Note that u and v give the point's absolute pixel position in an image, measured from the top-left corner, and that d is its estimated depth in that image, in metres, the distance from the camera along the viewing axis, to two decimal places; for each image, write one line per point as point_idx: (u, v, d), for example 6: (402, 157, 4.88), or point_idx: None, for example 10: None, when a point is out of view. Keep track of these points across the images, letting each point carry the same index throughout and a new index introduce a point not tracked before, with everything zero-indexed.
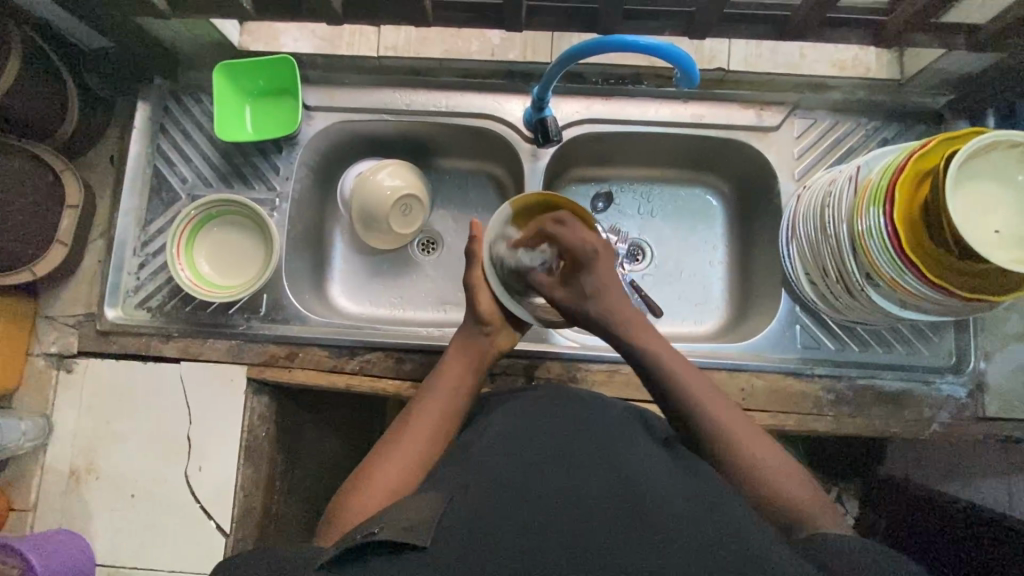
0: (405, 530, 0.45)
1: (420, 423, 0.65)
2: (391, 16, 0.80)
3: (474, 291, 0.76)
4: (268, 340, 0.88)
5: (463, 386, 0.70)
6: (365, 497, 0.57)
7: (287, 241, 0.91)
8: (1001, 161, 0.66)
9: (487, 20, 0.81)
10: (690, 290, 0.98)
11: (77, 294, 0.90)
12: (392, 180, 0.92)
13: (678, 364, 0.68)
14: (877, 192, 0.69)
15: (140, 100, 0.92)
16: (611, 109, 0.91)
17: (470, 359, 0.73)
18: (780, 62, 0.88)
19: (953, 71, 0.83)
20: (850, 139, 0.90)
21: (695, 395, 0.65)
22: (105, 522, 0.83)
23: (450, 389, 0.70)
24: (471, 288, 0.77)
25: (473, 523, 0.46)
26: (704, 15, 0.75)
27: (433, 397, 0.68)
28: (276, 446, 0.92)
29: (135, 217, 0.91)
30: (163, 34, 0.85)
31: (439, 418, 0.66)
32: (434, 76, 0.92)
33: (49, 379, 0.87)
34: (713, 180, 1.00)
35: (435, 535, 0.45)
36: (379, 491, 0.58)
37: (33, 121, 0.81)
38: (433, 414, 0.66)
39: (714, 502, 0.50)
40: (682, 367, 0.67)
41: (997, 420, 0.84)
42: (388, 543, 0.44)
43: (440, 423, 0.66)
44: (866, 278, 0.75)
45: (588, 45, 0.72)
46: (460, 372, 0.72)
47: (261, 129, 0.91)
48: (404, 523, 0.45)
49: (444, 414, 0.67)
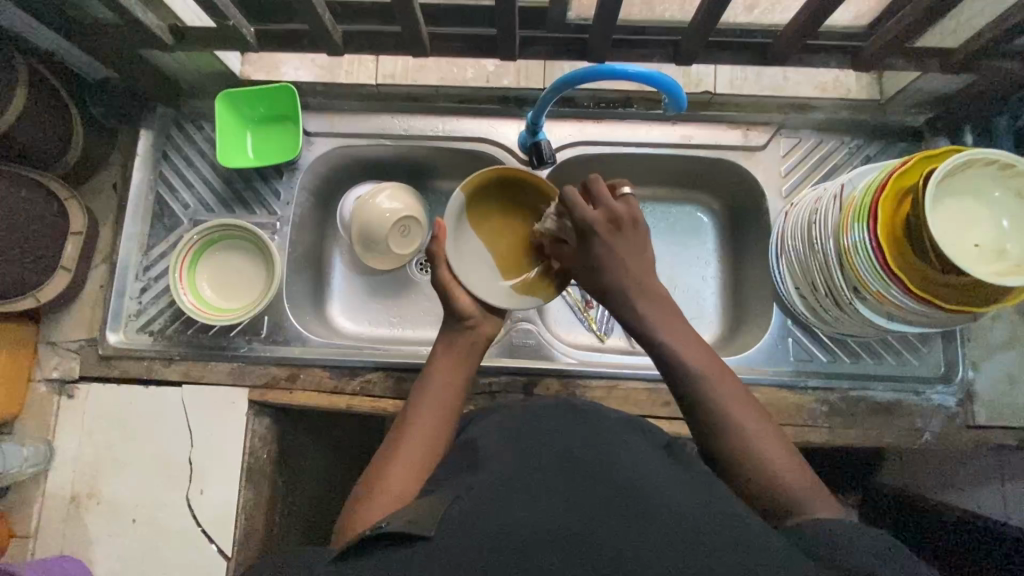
0: (410, 523, 0.47)
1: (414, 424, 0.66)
2: (388, 46, 0.83)
3: (447, 289, 0.74)
4: (270, 362, 0.89)
5: (455, 381, 0.71)
6: (379, 498, 0.58)
7: (288, 264, 0.93)
8: (978, 178, 0.68)
9: (482, 49, 0.84)
10: (684, 305, 1.00)
11: (79, 320, 0.91)
12: (391, 202, 0.94)
13: (692, 346, 0.67)
14: (861, 209, 0.71)
15: (143, 127, 0.94)
16: (603, 131, 0.94)
17: (459, 352, 0.73)
18: (766, 85, 0.93)
19: (929, 91, 0.86)
20: (834, 158, 0.93)
21: (703, 377, 0.64)
22: (105, 547, 0.83)
23: (442, 384, 0.70)
24: (442, 289, 0.75)
25: (476, 519, 0.47)
26: (689, 43, 0.79)
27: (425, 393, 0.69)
28: (277, 469, 0.92)
29: (137, 242, 0.93)
30: (168, 65, 0.88)
31: (439, 414, 0.67)
32: (430, 102, 0.95)
33: (51, 405, 0.87)
34: (703, 198, 1.03)
35: (440, 526, 0.47)
36: (382, 493, 0.59)
37: (40, 149, 0.83)
38: (431, 410, 0.67)
39: (708, 494, 0.51)
40: (696, 349, 0.67)
41: (987, 428, 0.86)
42: (396, 534, 0.46)
43: (438, 424, 0.66)
44: (854, 292, 0.77)
45: (580, 73, 0.75)
46: (450, 367, 0.72)
47: (262, 155, 0.93)
48: (410, 517, 0.48)
49: (439, 410, 0.68)
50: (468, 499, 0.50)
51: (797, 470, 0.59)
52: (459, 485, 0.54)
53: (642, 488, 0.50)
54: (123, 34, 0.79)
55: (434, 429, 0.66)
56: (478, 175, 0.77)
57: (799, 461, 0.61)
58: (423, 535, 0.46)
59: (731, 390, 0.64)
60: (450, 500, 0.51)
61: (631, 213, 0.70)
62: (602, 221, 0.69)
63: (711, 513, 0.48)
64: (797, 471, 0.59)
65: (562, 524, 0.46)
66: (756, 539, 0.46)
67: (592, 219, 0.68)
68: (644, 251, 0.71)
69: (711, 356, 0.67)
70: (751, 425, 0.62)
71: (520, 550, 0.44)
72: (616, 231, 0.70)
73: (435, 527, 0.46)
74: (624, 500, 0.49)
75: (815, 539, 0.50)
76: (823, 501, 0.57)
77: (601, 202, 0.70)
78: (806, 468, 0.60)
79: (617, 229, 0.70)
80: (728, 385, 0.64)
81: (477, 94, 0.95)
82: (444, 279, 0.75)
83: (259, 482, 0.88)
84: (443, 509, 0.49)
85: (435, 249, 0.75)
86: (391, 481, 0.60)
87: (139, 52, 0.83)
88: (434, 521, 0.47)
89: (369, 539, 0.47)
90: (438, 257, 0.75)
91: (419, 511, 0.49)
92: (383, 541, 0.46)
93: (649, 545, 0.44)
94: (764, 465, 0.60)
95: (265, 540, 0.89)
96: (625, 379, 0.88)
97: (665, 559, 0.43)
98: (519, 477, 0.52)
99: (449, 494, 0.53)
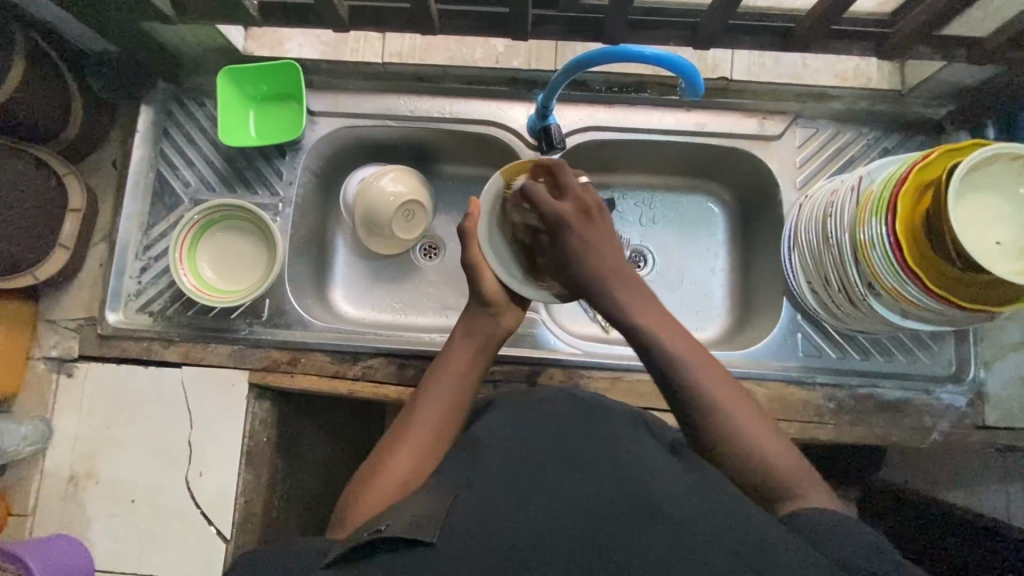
0: (414, 525, 0.45)
1: (428, 413, 0.65)
2: (396, 24, 0.80)
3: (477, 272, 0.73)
4: (270, 345, 0.88)
5: (469, 374, 0.69)
6: (383, 487, 0.57)
7: (290, 245, 0.91)
8: (1003, 174, 0.66)
9: (493, 28, 0.81)
10: (691, 297, 0.99)
11: (78, 298, 0.90)
12: (395, 185, 0.92)
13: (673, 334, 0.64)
14: (880, 202, 0.69)
15: (143, 103, 0.92)
16: (615, 117, 0.91)
17: (479, 342, 0.71)
18: (783, 72, 0.90)
19: (953, 82, 0.84)
20: (850, 149, 0.91)
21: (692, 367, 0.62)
22: (104, 527, 0.83)
23: (457, 376, 0.68)
24: (471, 269, 0.73)
25: (479, 518, 0.46)
26: (708, 26, 0.76)
27: (437, 381, 0.67)
28: (276, 452, 0.92)
29: (137, 220, 0.91)
30: (169, 39, 0.85)
31: (452, 403, 0.66)
32: (438, 83, 0.92)
33: (49, 384, 0.87)
34: (714, 188, 1.01)
35: (444, 529, 0.45)
36: (388, 483, 0.58)
37: (38, 124, 0.81)
38: (440, 398, 0.66)
39: (715, 492, 0.50)
40: (675, 336, 0.64)
41: (996, 428, 0.85)
42: (398, 539, 0.45)
43: (449, 412, 0.65)
44: (868, 288, 0.75)
45: (592, 55, 0.72)
46: (469, 356, 0.70)
47: (265, 134, 0.91)
48: (414, 519, 0.46)
49: (453, 399, 0.66)
50: (472, 495, 0.49)
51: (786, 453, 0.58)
52: (462, 477, 0.53)
53: (650, 484, 0.49)
54: (121, 6, 0.76)
55: (446, 416, 0.65)
56: (513, 163, 0.74)
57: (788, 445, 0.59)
58: (426, 541, 0.44)
59: (714, 377, 0.61)
60: (453, 496, 0.50)
61: (596, 201, 0.71)
62: (571, 209, 0.69)
63: (719, 512, 0.47)
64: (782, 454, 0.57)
65: (568, 519, 0.45)
66: (765, 537, 0.45)
67: (560, 208, 0.69)
68: (611, 240, 0.70)
69: (690, 340, 0.65)
70: (734, 406, 0.60)
71: (523, 545, 0.44)
72: (584, 218, 0.69)
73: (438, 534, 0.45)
74: (631, 496, 0.48)
75: (821, 534, 0.49)
76: (814, 487, 0.56)
77: (569, 191, 0.70)
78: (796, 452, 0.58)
79: (586, 216, 0.70)
80: (710, 371, 0.62)
81: (487, 76, 0.92)
82: (471, 261, 0.73)
83: (259, 466, 0.87)
84: (445, 506, 0.48)
85: (467, 225, 0.74)
86: (395, 469, 0.59)
87: (139, 25, 0.81)
88: (436, 526, 0.45)
89: (369, 543, 0.45)
90: (470, 237, 0.74)
91: (423, 511, 0.48)
92: (382, 545, 0.45)
93: (656, 543, 0.43)
94: (751, 448, 0.58)
95: (264, 523, 0.89)
96: (631, 371, 0.87)
97: (672, 558, 0.42)
98: (522, 468, 0.51)
99: (451, 488, 0.52)
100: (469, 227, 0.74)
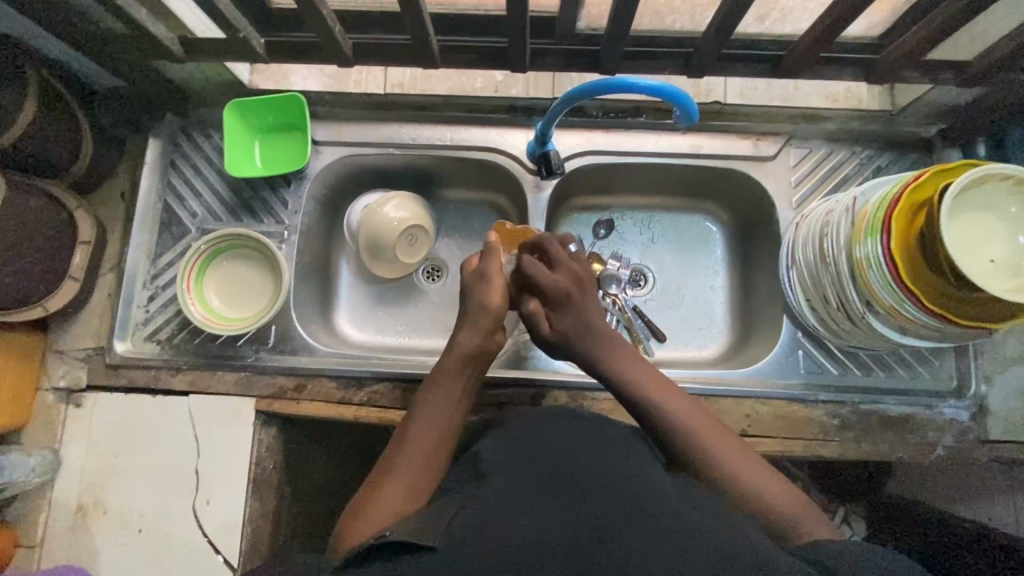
0: (416, 533, 0.47)
1: (420, 438, 0.63)
2: (398, 57, 0.83)
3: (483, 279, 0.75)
4: (277, 372, 0.89)
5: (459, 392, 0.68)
6: (376, 511, 0.55)
7: (295, 272, 0.93)
8: (993, 193, 0.68)
9: (492, 60, 0.84)
10: (693, 315, 0.99)
11: (87, 328, 0.91)
12: (399, 212, 0.94)
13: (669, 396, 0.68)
14: (874, 222, 0.71)
15: (151, 135, 0.94)
16: (611, 141, 0.93)
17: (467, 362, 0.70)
18: (774, 95, 0.94)
19: (942, 103, 0.86)
20: (844, 169, 0.93)
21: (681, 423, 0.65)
22: (111, 557, 0.83)
23: (448, 392, 0.67)
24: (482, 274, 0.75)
25: (480, 527, 0.47)
26: (702, 54, 0.79)
27: (429, 402, 0.66)
28: (283, 478, 0.92)
29: (145, 250, 0.93)
30: (177, 75, 0.88)
31: (439, 428, 0.64)
32: (439, 111, 0.94)
33: (58, 414, 0.87)
34: (713, 208, 1.02)
35: (445, 536, 0.47)
36: (384, 506, 0.56)
37: (48, 159, 0.83)
38: (434, 414, 0.65)
39: (709, 506, 0.51)
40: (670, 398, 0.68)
41: (1000, 442, 0.85)
42: (401, 544, 0.46)
43: (441, 439, 0.63)
44: (866, 306, 0.76)
45: (588, 86, 0.74)
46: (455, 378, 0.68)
47: (270, 164, 0.93)
48: (415, 527, 0.48)
49: (444, 423, 0.65)
50: (473, 507, 0.51)
51: (791, 492, 0.59)
52: (465, 491, 0.54)
53: (648, 499, 0.50)
54: (132, 45, 0.79)
55: (437, 443, 0.63)
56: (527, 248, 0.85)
57: (785, 480, 0.61)
58: (428, 545, 0.46)
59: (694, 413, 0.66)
60: (448, 510, 0.50)
61: (585, 272, 0.78)
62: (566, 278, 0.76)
63: (715, 524, 0.48)
64: (784, 493, 0.59)
65: (571, 532, 0.46)
66: (758, 548, 0.46)
67: (558, 279, 0.75)
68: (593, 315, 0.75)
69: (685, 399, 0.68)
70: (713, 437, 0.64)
71: (522, 550, 0.45)
72: (579, 290, 0.75)
73: (440, 538, 0.47)
74: (634, 511, 0.48)
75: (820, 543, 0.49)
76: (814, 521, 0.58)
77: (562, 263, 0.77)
78: (792, 486, 0.60)
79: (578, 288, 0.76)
80: (707, 428, 0.65)
81: (485, 104, 0.94)
82: (484, 301, 0.73)
83: (265, 493, 0.87)
84: (443, 518, 0.49)
85: (490, 270, 0.75)
86: (390, 495, 0.57)
87: (149, 63, 0.83)
88: (437, 532, 0.47)
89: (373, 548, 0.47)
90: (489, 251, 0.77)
91: (422, 521, 0.49)
92: (386, 550, 0.46)
93: (659, 554, 0.44)
94: (754, 488, 0.59)
95: (271, 550, 0.89)
96: None
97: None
98: (523, 485, 0.52)
99: (456, 503, 0.53)
100: (488, 272, 0.75)
